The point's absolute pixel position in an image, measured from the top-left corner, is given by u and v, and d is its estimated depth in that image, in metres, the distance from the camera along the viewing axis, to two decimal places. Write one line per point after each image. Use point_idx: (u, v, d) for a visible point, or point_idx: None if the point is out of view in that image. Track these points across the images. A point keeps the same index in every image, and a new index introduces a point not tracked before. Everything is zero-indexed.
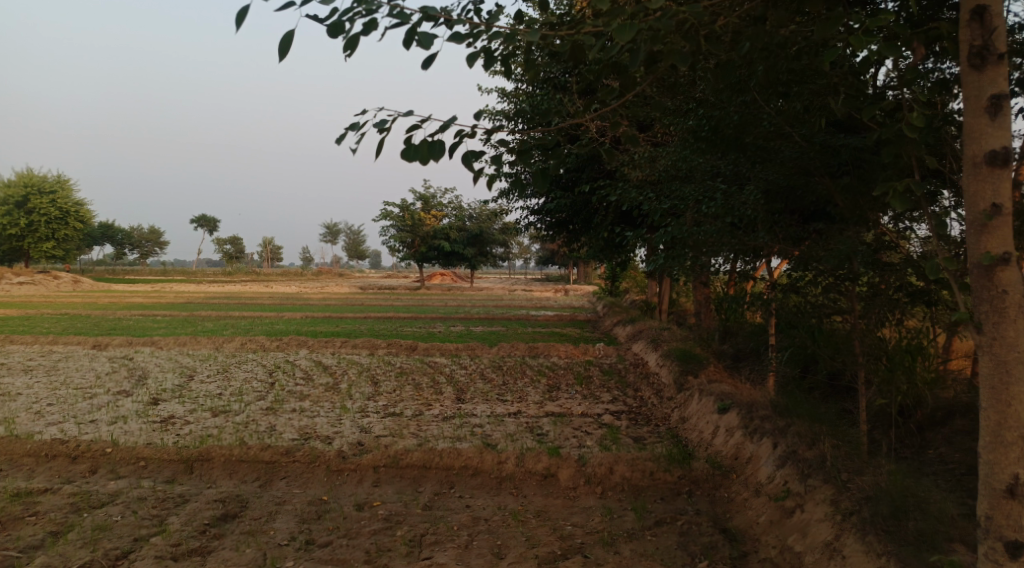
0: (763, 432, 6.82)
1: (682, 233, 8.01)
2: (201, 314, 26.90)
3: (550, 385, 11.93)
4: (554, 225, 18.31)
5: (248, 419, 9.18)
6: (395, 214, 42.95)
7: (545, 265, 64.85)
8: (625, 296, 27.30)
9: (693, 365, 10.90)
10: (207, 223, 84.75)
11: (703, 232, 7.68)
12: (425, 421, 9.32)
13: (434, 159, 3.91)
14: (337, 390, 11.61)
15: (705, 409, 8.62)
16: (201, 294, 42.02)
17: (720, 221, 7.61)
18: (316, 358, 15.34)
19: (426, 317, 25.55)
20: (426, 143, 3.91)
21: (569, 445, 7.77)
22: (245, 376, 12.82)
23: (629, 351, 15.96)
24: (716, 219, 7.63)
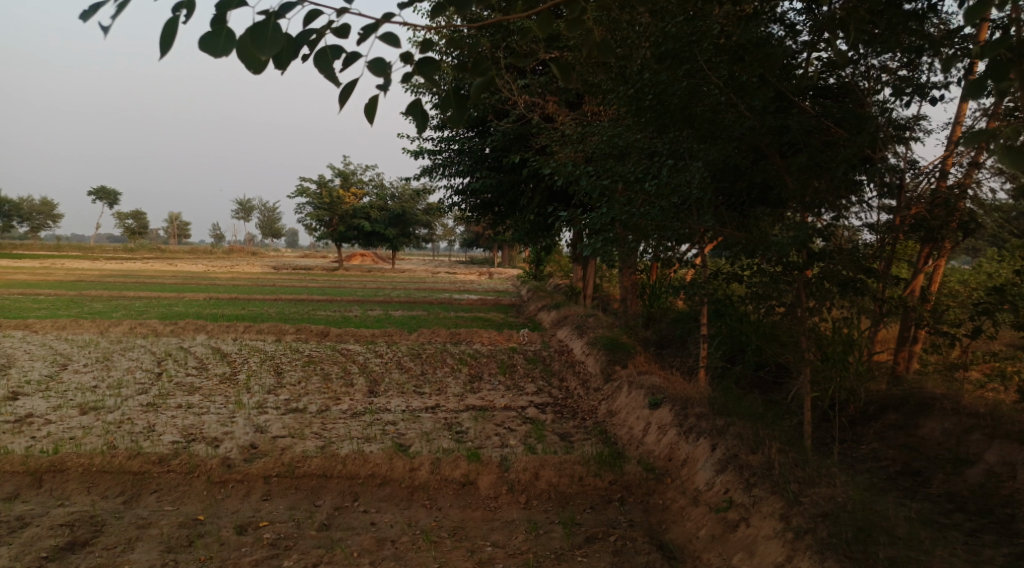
0: (702, 433, 6.22)
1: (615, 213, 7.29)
2: (93, 295, 24.87)
3: (471, 375, 11.15)
4: (478, 206, 17.48)
5: (125, 418, 8.06)
6: (312, 192, 41.13)
7: (467, 247, 63.94)
8: (548, 280, 26.77)
9: (621, 355, 10.32)
10: (110, 198, 79.85)
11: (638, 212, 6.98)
12: (331, 418, 8.38)
13: (259, 54, 3.51)
14: (235, 382, 10.51)
15: (635, 402, 8.03)
16: (99, 273, 39.35)
17: (658, 200, 6.92)
18: (216, 345, 14.10)
19: (342, 300, 24.35)
20: (252, 37, 3.50)
21: (489, 446, 7.03)
22: (130, 366, 11.54)
23: (553, 338, 15.35)
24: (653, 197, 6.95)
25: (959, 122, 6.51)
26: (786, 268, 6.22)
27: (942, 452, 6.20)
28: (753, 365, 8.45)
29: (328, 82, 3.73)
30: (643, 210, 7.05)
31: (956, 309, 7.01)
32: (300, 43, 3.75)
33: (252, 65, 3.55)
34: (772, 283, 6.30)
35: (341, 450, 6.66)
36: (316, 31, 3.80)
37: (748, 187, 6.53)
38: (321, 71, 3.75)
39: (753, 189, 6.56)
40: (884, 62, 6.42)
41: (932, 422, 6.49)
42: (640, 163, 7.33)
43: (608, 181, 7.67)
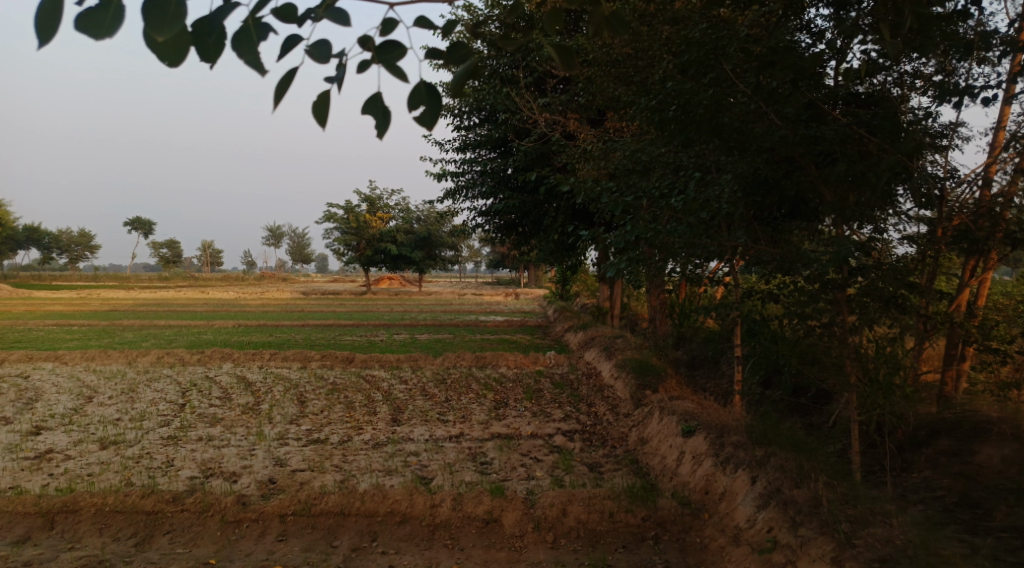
0: (740, 464, 5.89)
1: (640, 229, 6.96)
2: (123, 324, 24.99)
3: (496, 401, 10.86)
4: (502, 227, 17.27)
5: (144, 452, 7.89)
6: (339, 217, 41.31)
7: (495, 268, 63.89)
8: (575, 300, 26.46)
9: (651, 377, 9.98)
10: (144, 227, 81.21)
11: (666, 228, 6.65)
12: (353, 449, 8.15)
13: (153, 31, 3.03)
14: (257, 411, 10.34)
15: (667, 429, 7.69)
16: (132, 302, 39.79)
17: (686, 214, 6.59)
18: (240, 373, 13.98)
19: (369, 324, 24.24)
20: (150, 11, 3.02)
21: (514, 479, 6.73)
22: (154, 397, 11.42)
23: (581, 360, 15.03)
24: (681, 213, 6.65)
25: (1000, 129, 6.12)
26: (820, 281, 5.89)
27: (1000, 481, 5.78)
28: (789, 389, 8.07)
29: (255, 72, 3.26)
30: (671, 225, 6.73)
31: (1005, 325, 6.57)
32: (219, 21, 3.21)
33: (164, 54, 3.12)
34: (806, 299, 5.98)
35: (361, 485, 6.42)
36: (253, 7, 3.33)
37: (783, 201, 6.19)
38: (244, 56, 3.28)
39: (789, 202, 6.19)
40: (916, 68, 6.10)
41: (987, 448, 6.09)
42: (667, 178, 7.06)
43: (632, 199, 7.40)
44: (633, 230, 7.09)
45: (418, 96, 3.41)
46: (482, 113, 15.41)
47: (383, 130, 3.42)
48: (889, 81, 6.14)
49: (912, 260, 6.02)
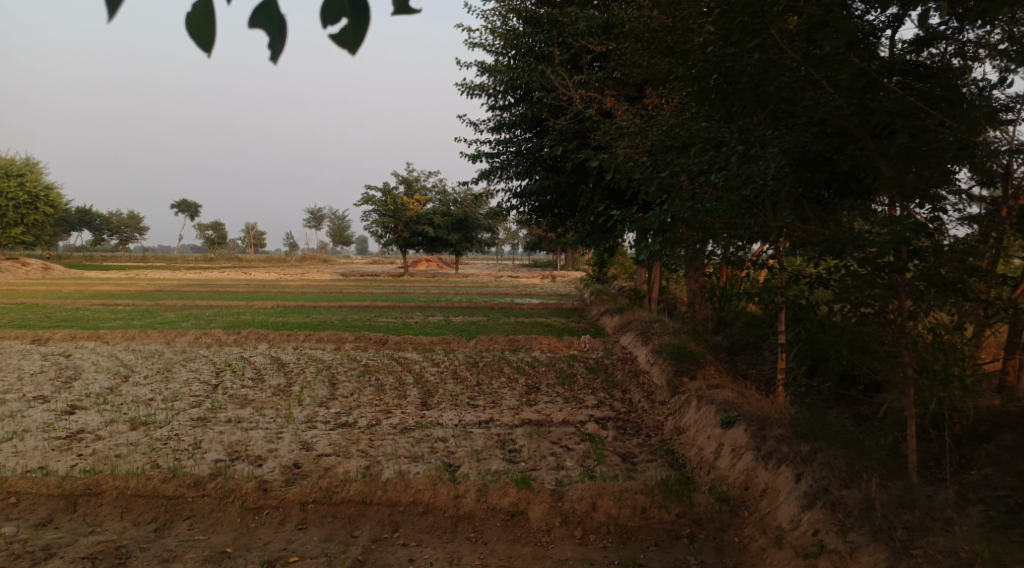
0: (782, 460, 5.57)
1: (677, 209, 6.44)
2: (164, 304, 25.31)
3: (528, 386, 10.63)
4: (538, 209, 16.96)
5: (171, 433, 7.83)
6: (377, 199, 41.31)
7: (533, 250, 63.58)
8: (612, 283, 26.08)
9: (688, 364, 9.65)
10: (188, 209, 82.45)
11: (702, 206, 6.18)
12: (380, 434, 7.99)
13: None
14: (287, 393, 10.26)
15: (704, 419, 7.38)
16: (174, 282, 40.35)
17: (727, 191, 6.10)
18: (274, 354, 13.96)
19: (403, 306, 24.18)
20: None
21: (543, 469, 6.50)
22: (187, 377, 11.42)
23: (616, 344, 14.73)
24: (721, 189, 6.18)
25: None
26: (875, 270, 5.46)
27: None
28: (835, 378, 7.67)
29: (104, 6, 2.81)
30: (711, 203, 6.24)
31: None
32: None
33: None
34: (859, 290, 5.55)
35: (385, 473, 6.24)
36: None
37: (834, 178, 5.79)
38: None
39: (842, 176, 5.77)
40: (981, 35, 5.45)
41: None
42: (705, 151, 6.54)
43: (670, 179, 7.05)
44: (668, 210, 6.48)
45: (336, 7, 2.98)
46: (517, 92, 15.10)
47: (279, 51, 3.03)
48: (949, 51, 5.57)
49: (973, 239, 5.50)
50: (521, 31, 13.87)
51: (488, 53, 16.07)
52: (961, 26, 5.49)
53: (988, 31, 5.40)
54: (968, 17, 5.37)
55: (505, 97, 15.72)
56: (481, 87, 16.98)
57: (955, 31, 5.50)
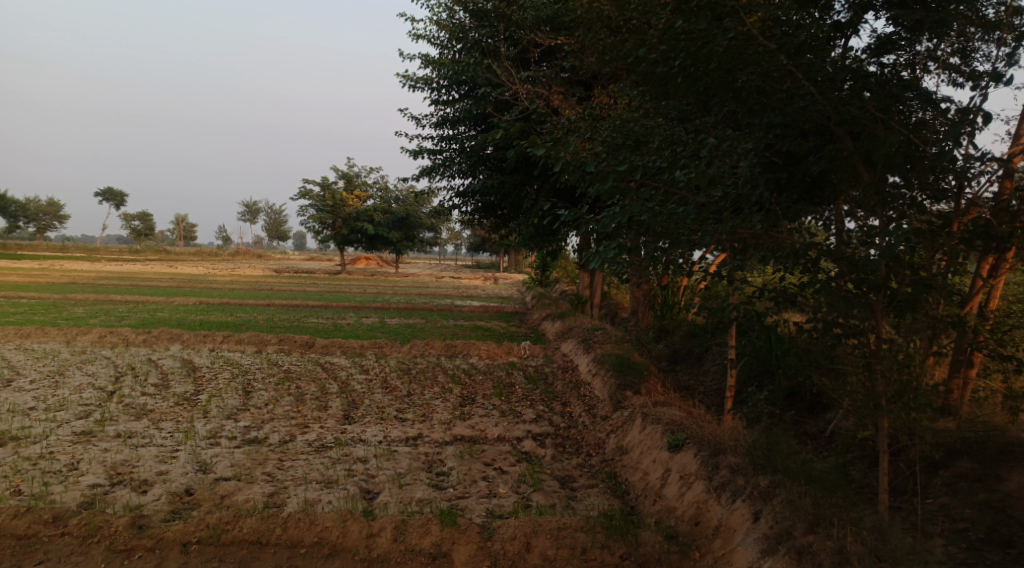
0: (737, 494, 5.01)
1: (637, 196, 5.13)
2: (78, 298, 23.68)
3: (462, 397, 9.87)
4: (479, 209, 16.21)
5: (47, 451, 6.83)
6: (315, 194, 39.91)
7: (476, 252, 62.71)
8: (555, 287, 25.50)
9: (633, 377, 9.03)
10: (115, 199, 78.86)
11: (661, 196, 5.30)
12: (292, 454, 7.10)
13: None
14: (194, 402, 9.26)
15: (650, 440, 6.75)
16: (94, 274, 38.16)
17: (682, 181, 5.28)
18: (187, 357, 12.85)
19: (337, 305, 23.09)
20: None
21: (471, 499, 5.77)
22: (83, 382, 10.29)
23: (557, 351, 14.08)
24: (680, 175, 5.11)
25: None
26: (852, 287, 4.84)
27: None
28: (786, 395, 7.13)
29: None
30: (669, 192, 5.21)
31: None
32: None
33: None
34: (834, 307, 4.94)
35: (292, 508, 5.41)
36: None
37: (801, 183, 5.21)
38: None
39: (809, 180, 5.22)
40: (930, 47, 4.94)
41: (1019, 475, 5.13)
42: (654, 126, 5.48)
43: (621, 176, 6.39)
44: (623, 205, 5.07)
45: None
46: (460, 86, 14.36)
47: None
48: (900, 61, 4.98)
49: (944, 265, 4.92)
50: (466, 23, 13.22)
51: (431, 45, 15.29)
52: (913, 38, 4.87)
53: (937, 44, 4.89)
54: (921, 27, 4.78)
55: (449, 91, 14.97)
56: (423, 80, 16.18)
57: (907, 42, 4.89)
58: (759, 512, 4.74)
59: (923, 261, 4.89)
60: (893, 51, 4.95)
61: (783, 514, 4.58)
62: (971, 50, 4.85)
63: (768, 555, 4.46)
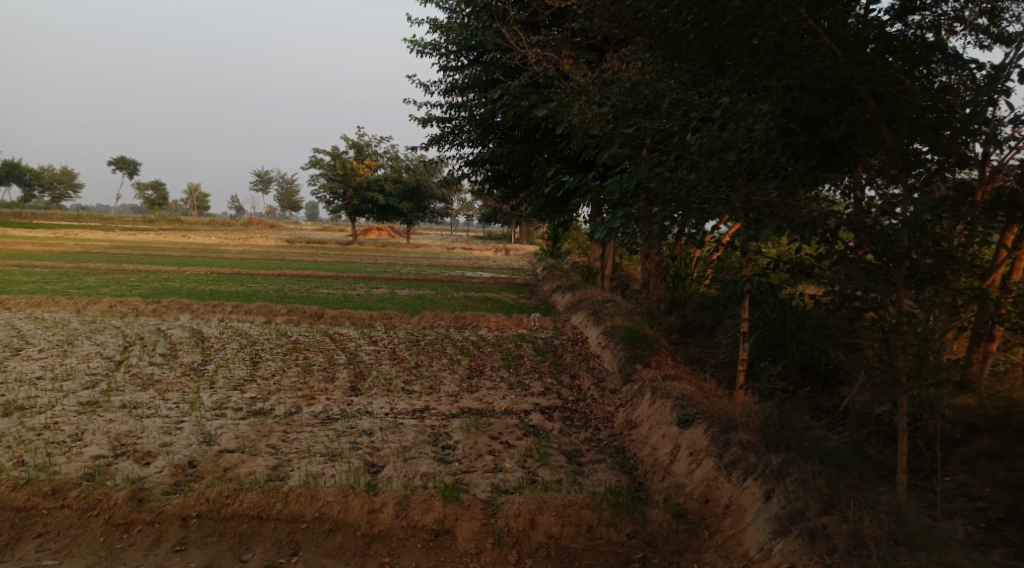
0: (748, 471, 4.90)
1: (648, 164, 4.94)
2: (91, 268, 23.76)
3: (469, 369, 9.77)
4: (490, 178, 16.00)
5: (50, 421, 6.79)
6: (326, 164, 39.73)
7: (488, 222, 62.40)
8: (567, 258, 25.31)
9: (643, 350, 8.89)
10: (128, 168, 79.00)
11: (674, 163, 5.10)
12: (297, 426, 7.04)
13: None
14: (200, 373, 9.22)
15: (659, 415, 6.62)
16: (107, 244, 38.31)
17: (695, 148, 5.09)
18: (196, 327, 12.82)
19: (348, 276, 23.04)
20: None
21: (476, 474, 5.69)
22: (90, 352, 10.26)
23: (567, 323, 13.94)
24: (694, 144, 4.92)
25: None
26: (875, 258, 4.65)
27: None
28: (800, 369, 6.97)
29: None
30: (682, 159, 5.01)
31: None
32: None
33: None
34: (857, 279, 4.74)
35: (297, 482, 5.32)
36: None
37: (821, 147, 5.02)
38: None
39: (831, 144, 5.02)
40: (956, 7, 4.70)
41: None
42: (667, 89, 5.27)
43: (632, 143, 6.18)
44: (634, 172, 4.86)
45: None
46: (470, 53, 14.09)
47: None
48: (925, 22, 4.74)
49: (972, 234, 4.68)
50: None
51: (440, 10, 14.99)
52: None
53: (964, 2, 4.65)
54: None
55: (458, 58, 14.70)
56: (432, 47, 15.89)
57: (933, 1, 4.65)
58: (770, 491, 4.63)
59: (949, 229, 4.67)
60: (918, 11, 4.71)
61: (795, 493, 4.47)
62: (1000, 9, 4.60)
63: (779, 535, 4.35)
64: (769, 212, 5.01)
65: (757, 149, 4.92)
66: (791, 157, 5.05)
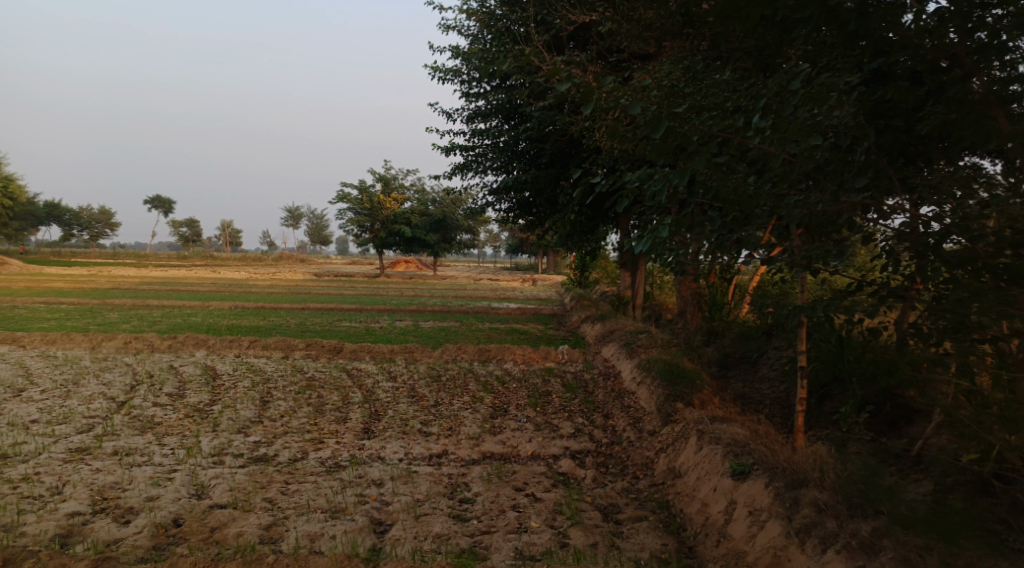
0: (826, 542, 4.24)
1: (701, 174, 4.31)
2: (114, 304, 23.40)
3: (493, 407, 9.04)
4: (514, 206, 15.35)
5: (31, 472, 6.19)
6: (353, 197, 39.56)
7: (515, 254, 61.79)
8: (595, 288, 24.52)
9: (683, 386, 8.11)
10: (163, 205, 80.11)
11: (730, 173, 4.47)
12: (301, 475, 6.35)
13: None
14: (204, 414, 8.59)
15: (705, 461, 5.87)
16: (136, 279, 38.30)
17: (755, 158, 4.45)
18: (208, 364, 12.26)
19: (371, 309, 22.49)
20: None
21: (498, 536, 4.97)
22: (92, 392, 9.69)
23: (598, 356, 13.16)
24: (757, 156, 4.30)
25: None
26: (972, 276, 3.98)
27: None
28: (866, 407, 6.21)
29: None
30: (740, 169, 4.37)
31: None
32: None
33: None
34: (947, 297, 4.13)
35: (292, 553, 4.68)
36: None
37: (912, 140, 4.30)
38: None
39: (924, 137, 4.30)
40: None
41: None
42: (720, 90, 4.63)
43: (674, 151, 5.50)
44: (687, 169, 4.19)
45: None
46: (493, 79, 13.58)
47: None
48: None
49: None
50: (498, 10, 12.41)
51: (462, 36, 14.53)
52: None
53: None
54: None
55: (481, 84, 14.18)
56: (454, 72, 15.42)
57: None
58: None
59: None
60: None
61: None
62: None
63: None
64: (847, 218, 4.49)
65: (826, 161, 4.28)
66: (867, 167, 4.38)
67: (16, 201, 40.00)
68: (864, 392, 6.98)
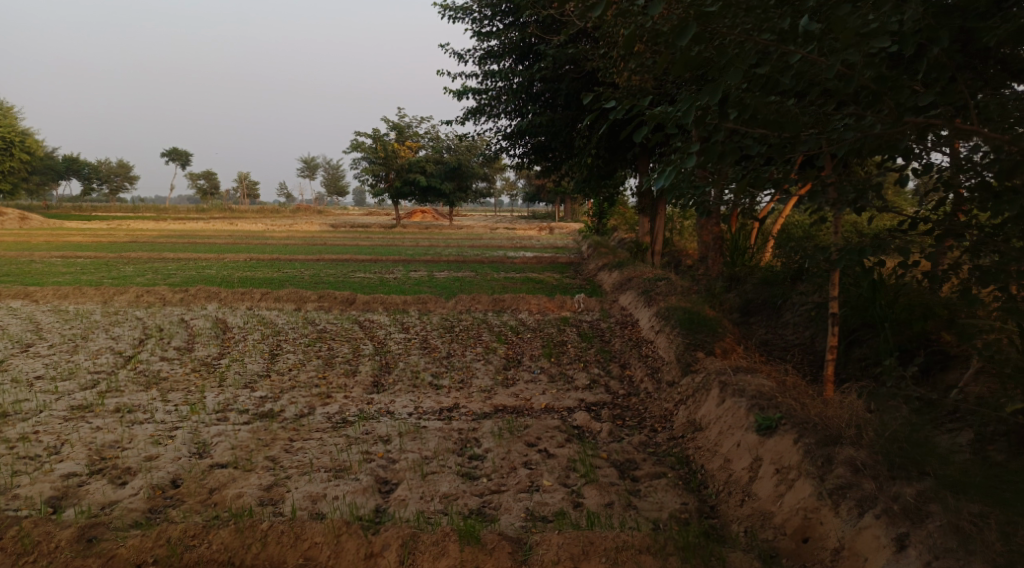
0: (863, 505, 3.98)
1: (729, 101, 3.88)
2: (131, 257, 23.30)
3: (507, 358, 8.77)
4: (529, 151, 14.85)
5: (29, 431, 6.00)
6: (367, 146, 39.00)
7: (533, 202, 61.08)
8: (613, 235, 24.06)
9: (704, 335, 7.76)
10: (180, 158, 79.90)
11: (764, 102, 4.03)
12: (305, 431, 6.12)
13: None
14: (210, 368, 8.39)
15: (728, 413, 5.55)
16: (154, 233, 38.23)
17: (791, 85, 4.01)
18: (219, 317, 12.06)
19: (387, 259, 22.23)
20: None
21: (508, 497, 4.74)
22: (99, 347, 9.51)
23: (615, 304, 12.83)
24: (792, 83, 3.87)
25: None
26: None
27: None
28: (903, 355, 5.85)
29: None
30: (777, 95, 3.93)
31: None
32: None
33: None
34: None
35: (290, 516, 4.48)
36: None
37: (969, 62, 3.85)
38: None
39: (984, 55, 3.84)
40: None
41: None
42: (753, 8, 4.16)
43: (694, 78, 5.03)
44: (719, 86, 3.66)
45: None
46: (505, 17, 12.98)
47: None
48: None
49: None
50: None
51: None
52: None
53: None
54: None
55: (493, 22, 13.57)
56: (464, 11, 14.81)
57: None
58: (904, 538, 3.71)
59: None
60: None
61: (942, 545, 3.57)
62: None
63: None
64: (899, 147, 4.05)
65: (873, 88, 3.85)
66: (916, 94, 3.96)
67: (33, 155, 39.88)
68: (897, 339, 6.62)
